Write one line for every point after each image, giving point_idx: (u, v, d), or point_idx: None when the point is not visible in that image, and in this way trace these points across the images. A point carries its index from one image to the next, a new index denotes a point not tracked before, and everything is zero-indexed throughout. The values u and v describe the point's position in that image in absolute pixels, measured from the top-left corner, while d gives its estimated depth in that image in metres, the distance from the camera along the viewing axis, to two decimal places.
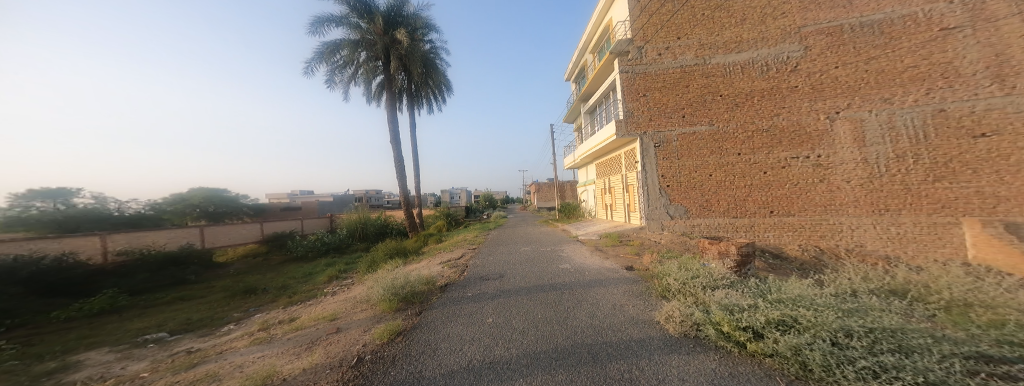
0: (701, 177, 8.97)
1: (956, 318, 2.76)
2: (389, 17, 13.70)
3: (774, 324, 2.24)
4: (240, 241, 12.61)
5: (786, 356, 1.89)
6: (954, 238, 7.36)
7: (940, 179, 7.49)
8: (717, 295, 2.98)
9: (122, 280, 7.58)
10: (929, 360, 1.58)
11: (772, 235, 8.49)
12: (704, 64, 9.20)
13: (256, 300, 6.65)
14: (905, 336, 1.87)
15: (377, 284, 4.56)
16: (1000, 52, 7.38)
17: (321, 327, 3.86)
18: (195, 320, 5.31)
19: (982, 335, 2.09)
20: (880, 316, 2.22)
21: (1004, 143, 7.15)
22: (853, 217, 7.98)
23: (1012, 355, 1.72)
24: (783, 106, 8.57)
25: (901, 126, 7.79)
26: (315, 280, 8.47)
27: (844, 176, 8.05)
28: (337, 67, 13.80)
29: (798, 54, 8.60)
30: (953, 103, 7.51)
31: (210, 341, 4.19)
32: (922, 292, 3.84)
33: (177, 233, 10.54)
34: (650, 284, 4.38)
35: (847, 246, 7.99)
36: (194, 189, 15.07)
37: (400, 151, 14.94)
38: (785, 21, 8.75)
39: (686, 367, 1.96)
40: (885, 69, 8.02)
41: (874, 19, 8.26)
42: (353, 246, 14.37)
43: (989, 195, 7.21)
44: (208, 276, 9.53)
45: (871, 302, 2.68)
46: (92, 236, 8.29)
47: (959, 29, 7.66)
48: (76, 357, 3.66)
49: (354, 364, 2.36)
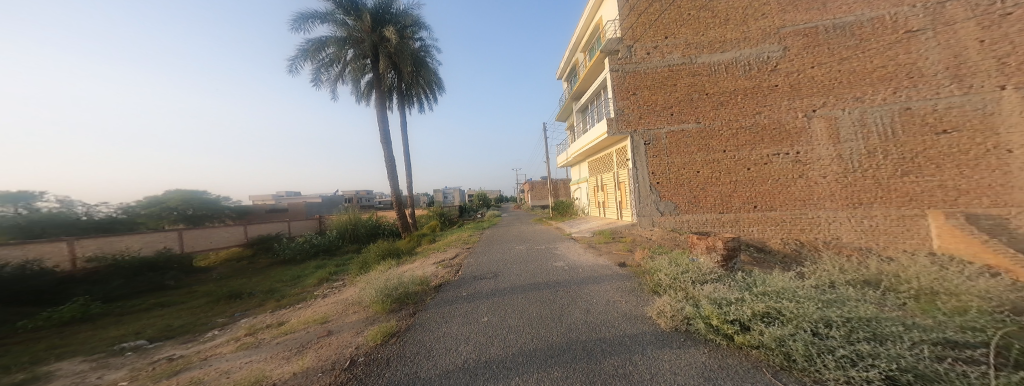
0: (690, 174, 9.22)
1: (925, 306, 2.94)
2: (377, 15, 13.36)
3: (759, 316, 2.34)
4: (222, 244, 12.15)
5: (771, 348, 2.00)
6: (921, 230, 7.81)
7: (907, 173, 7.92)
8: (706, 289, 3.09)
9: (94, 287, 7.20)
10: (900, 347, 1.70)
11: (756, 230, 8.80)
12: (691, 63, 9.38)
13: (243, 305, 6.47)
14: (879, 325, 1.99)
15: (370, 286, 4.50)
16: (959, 54, 7.83)
17: (312, 330, 3.79)
18: (177, 327, 5.11)
19: (949, 322, 2.25)
20: (857, 305, 2.35)
21: (964, 139, 7.60)
22: (831, 211, 8.35)
23: (974, 340, 1.87)
24: (765, 104, 8.84)
25: (871, 124, 8.18)
26: (304, 283, 8.26)
27: (820, 171, 8.42)
28: (323, 65, 13.33)
29: (779, 54, 8.88)
30: (917, 102, 7.96)
31: (193, 348, 4.06)
32: (893, 281, 4.11)
33: (152, 237, 10.07)
34: (641, 280, 4.50)
35: (824, 239, 8.37)
36: (171, 192, 14.45)
37: (390, 150, 14.63)
38: (765, 22, 9.02)
39: (678, 361, 2.04)
40: (857, 70, 8.37)
41: (846, 21, 8.59)
42: (343, 247, 14.11)
43: (951, 188, 7.66)
44: (189, 280, 9.18)
45: (848, 293, 2.84)
46: (59, 242, 7.89)
47: (921, 31, 8.08)
48: (48, 367, 3.49)
49: (348, 367, 2.33)
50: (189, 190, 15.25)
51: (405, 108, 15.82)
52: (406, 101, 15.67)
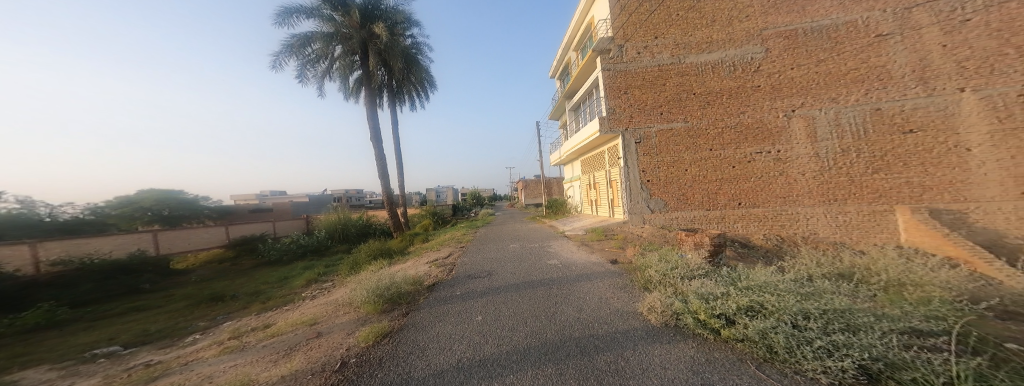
0: (678, 172, 9.44)
1: (893, 297, 3.14)
2: (366, 10, 12.99)
3: (743, 310, 2.45)
4: (201, 246, 11.65)
5: (754, 340, 2.09)
6: (890, 224, 8.28)
7: (878, 170, 8.34)
8: (693, 284, 3.20)
9: (60, 292, 6.79)
10: (872, 337, 1.81)
11: (740, 226, 9.13)
12: (679, 63, 9.58)
13: (225, 307, 6.25)
14: (853, 316, 2.11)
15: (361, 286, 4.43)
16: (923, 57, 8.29)
17: (301, 332, 3.70)
18: (154, 331, 4.89)
19: (915, 311, 2.40)
20: (832, 298, 2.48)
21: (928, 138, 8.08)
22: (808, 207, 8.74)
23: (937, 329, 2.00)
24: (748, 104, 9.14)
25: (846, 123, 8.57)
26: (292, 284, 8.05)
27: (799, 169, 8.80)
28: (309, 62, 12.88)
29: (761, 55, 9.17)
30: (887, 103, 8.39)
31: (173, 353, 3.89)
32: (865, 274, 4.36)
33: (125, 239, 9.58)
34: (633, 276, 4.60)
35: (802, 234, 8.77)
36: (145, 191, 13.74)
37: (380, 149, 14.33)
38: (748, 23, 9.28)
39: (668, 356, 2.10)
40: (831, 71, 8.76)
41: (823, 24, 8.93)
42: (333, 248, 13.79)
43: (917, 185, 8.14)
44: (166, 283, 8.77)
45: (824, 286, 2.99)
46: (20, 245, 7.37)
47: (890, 35, 8.50)
48: (11, 377, 3.28)
49: (339, 368, 2.30)
50: (165, 189, 14.54)
51: (395, 106, 15.50)
52: (397, 99, 15.38)
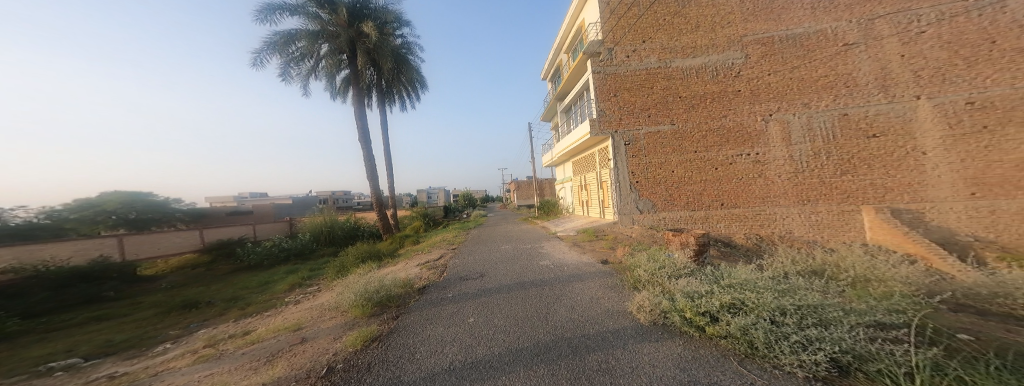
0: (665, 173, 9.70)
1: (860, 293, 3.36)
2: (354, 9, 12.63)
3: (726, 307, 2.54)
4: (173, 251, 10.99)
5: (736, 336, 2.17)
6: (856, 224, 8.76)
7: (847, 172, 8.86)
8: (680, 283, 3.30)
9: (8, 301, 6.23)
10: (842, 330, 1.92)
11: (723, 225, 9.48)
12: (665, 67, 9.84)
13: (200, 314, 5.93)
14: (825, 311, 2.23)
15: (348, 289, 4.30)
16: (884, 66, 8.88)
17: (283, 338, 3.56)
18: (120, 341, 4.58)
19: (880, 305, 2.57)
20: (806, 294, 2.62)
21: (890, 142, 8.66)
22: (784, 208, 9.18)
23: (899, 321, 2.15)
24: (729, 107, 9.50)
25: (817, 127, 9.05)
26: (273, 289, 7.74)
27: (775, 171, 9.22)
28: (293, 60, 12.38)
29: (740, 61, 9.56)
30: (854, 108, 8.93)
31: (141, 364, 3.65)
32: (836, 270, 4.64)
33: (86, 244, 8.92)
34: (622, 276, 4.69)
35: (780, 233, 9.20)
36: (108, 194, 12.86)
37: (369, 149, 13.98)
38: (730, 30, 9.65)
39: (656, 353, 2.16)
40: (804, 77, 9.24)
41: (796, 33, 9.40)
42: (318, 251, 13.31)
43: (880, 186, 8.68)
44: (133, 290, 8.22)
45: (799, 283, 3.15)
46: None
47: (856, 45, 9.05)
48: None
49: (324, 375, 2.22)
50: (132, 192, 13.65)
51: (384, 106, 15.16)
52: (386, 99, 15.05)
